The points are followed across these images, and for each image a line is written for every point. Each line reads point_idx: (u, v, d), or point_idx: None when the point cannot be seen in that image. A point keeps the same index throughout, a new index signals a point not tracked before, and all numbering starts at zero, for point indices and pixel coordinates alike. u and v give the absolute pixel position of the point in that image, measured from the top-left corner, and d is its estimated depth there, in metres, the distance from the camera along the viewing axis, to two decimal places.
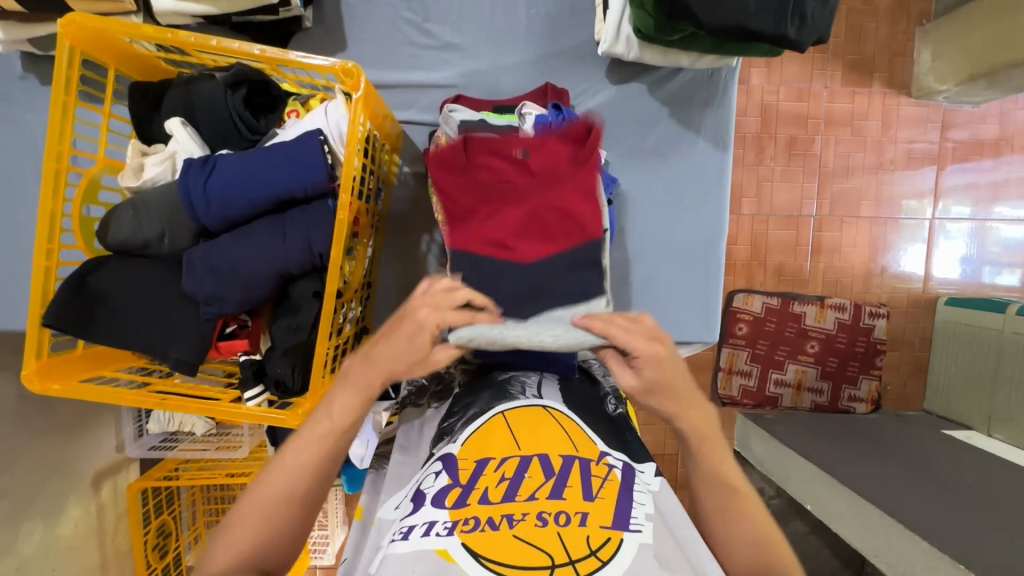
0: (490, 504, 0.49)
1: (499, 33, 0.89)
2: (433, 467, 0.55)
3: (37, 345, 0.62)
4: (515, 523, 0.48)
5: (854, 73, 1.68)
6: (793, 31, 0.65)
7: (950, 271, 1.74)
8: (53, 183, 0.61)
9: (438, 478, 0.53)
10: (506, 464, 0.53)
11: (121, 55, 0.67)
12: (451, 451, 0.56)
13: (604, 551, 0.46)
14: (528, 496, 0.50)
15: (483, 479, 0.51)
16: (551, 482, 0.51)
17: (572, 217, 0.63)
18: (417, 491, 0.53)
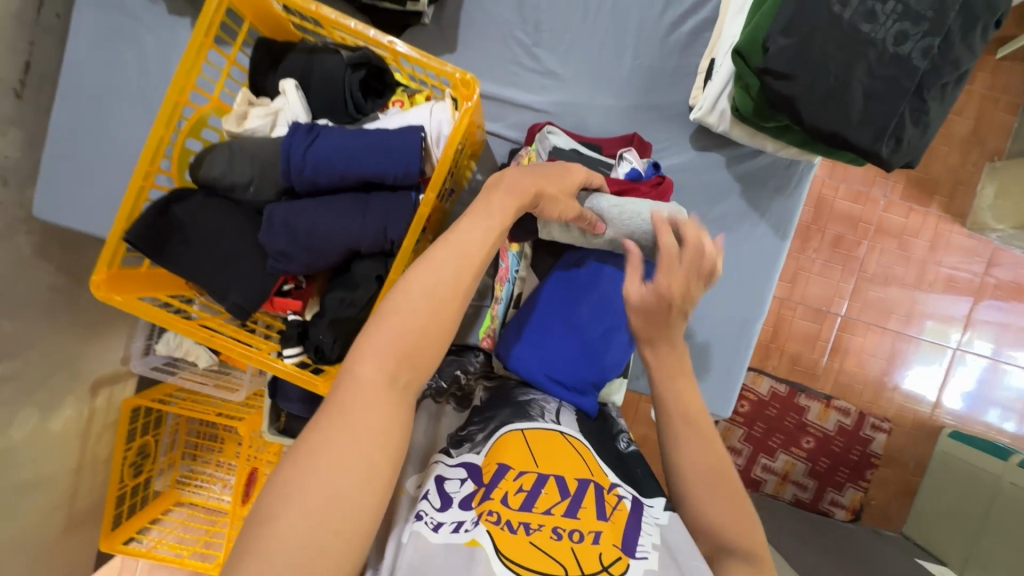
0: (510, 508, 0.52)
1: (600, 74, 0.92)
2: (458, 472, 0.57)
3: (111, 257, 0.65)
4: (531, 530, 0.51)
5: (915, 190, 1.70)
6: (887, 150, 0.67)
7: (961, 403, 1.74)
8: (168, 114, 0.65)
9: (462, 484, 0.55)
10: (524, 477, 0.55)
11: (260, 12, 0.71)
12: (473, 460, 0.58)
13: (615, 568, 0.50)
14: (544, 509, 0.53)
15: (503, 485, 0.54)
16: (566, 502, 0.54)
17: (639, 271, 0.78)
18: (442, 492, 0.55)
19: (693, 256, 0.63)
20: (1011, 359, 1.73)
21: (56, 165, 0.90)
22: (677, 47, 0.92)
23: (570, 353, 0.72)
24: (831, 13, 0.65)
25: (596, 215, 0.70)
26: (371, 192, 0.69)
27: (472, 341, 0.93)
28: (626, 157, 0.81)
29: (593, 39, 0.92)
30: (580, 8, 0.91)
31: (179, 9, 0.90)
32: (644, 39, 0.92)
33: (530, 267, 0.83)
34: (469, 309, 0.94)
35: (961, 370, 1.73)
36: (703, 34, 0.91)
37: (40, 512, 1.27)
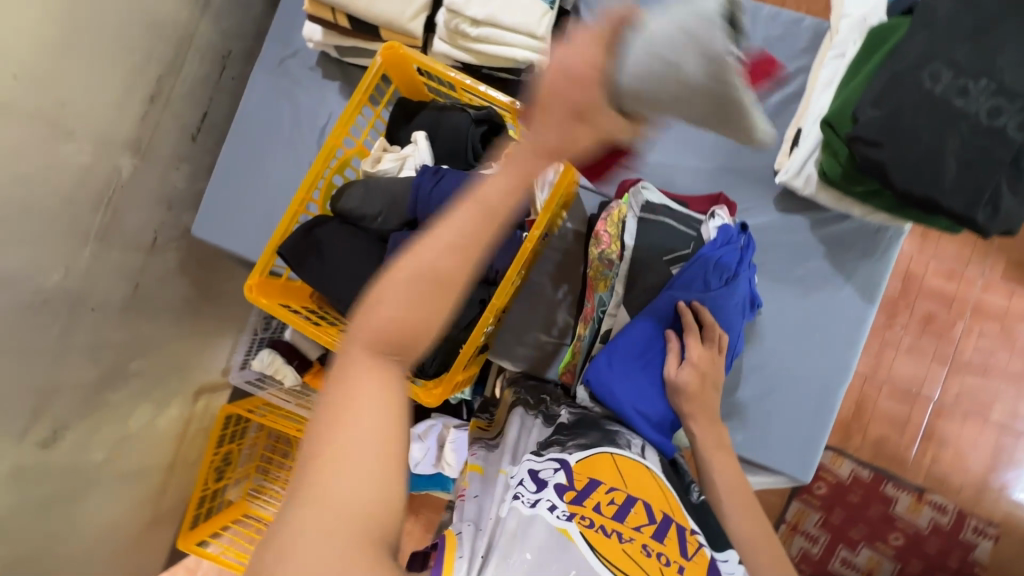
0: (602, 515, 0.55)
1: (688, 138, 1.00)
2: (551, 464, 0.62)
3: (263, 266, 0.79)
4: (624, 539, 0.54)
5: (1018, 272, 1.60)
6: (982, 217, 0.69)
7: None
8: (326, 154, 0.79)
9: (556, 473, 0.60)
10: (615, 492, 0.58)
11: (405, 77, 0.86)
12: (566, 460, 0.62)
13: None
14: (634, 526, 0.55)
15: (595, 495, 0.57)
16: (654, 526, 0.56)
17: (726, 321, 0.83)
18: (537, 476, 0.60)
19: (712, 337, 0.79)
20: None
21: (215, 194, 1.09)
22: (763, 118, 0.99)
23: (662, 384, 0.78)
24: (920, 88, 0.70)
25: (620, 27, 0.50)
26: None
27: (549, 375, 0.99)
28: (716, 214, 0.88)
29: None
30: None
31: (333, 74, 1.09)
32: None
33: (619, 305, 0.86)
34: (550, 345, 0.99)
35: None
36: (789, 106, 0.98)
37: (136, 501, 1.40)
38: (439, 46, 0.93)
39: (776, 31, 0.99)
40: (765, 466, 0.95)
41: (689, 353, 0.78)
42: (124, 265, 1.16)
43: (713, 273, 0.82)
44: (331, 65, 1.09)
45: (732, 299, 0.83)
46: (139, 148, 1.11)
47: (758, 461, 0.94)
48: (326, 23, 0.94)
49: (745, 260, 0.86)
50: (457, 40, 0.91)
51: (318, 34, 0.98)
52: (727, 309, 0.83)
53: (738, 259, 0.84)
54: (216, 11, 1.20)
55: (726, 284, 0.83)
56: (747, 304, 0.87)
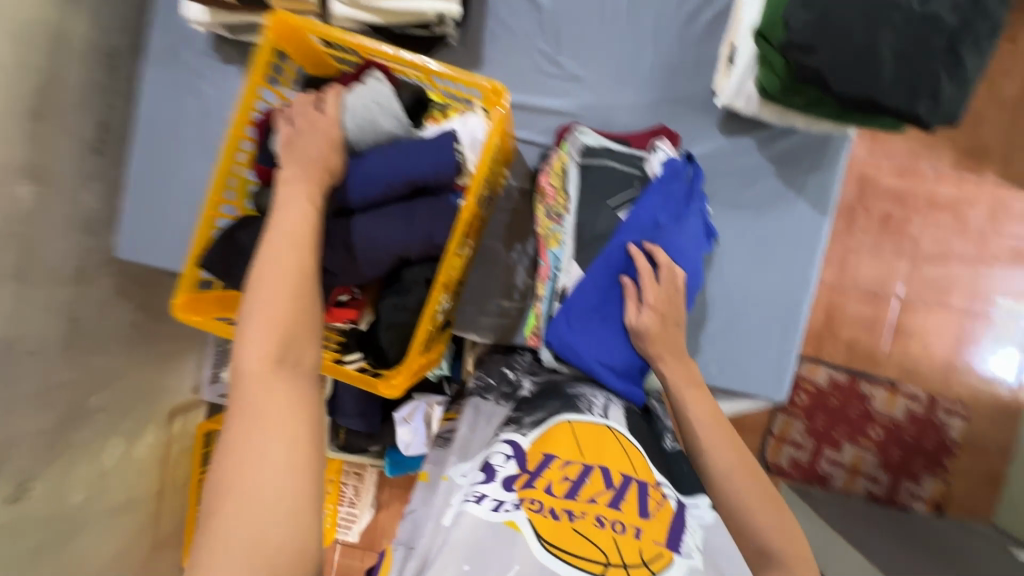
0: (554, 496, 0.56)
1: (622, 72, 0.95)
2: (503, 449, 0.63)
3: (189, 281, 0.73)
4: (574, 518, 0.54)
5: (966, 159, 1.62)
6: (924, 109, 0.66)
7: None
8: (230, 148, 0.72)
9: (508, 460, 0.61)
10: (570, 466, 0.59)
11: (304, 52, 0.78)
12: (519, 441, 0.63)
13: (655, 565, 0.53)
14: (588, 498, 0.56)
15: (548, 474, 0.58)
16: (610, 493, 0.57)
17: (683, 258, 0.81)
18: (489, 466, 0.62)
19: (668, 276, 0.77)
20: None
21: (132, 210, 1.00)
22: (697, 39, 0.94)
23: (624, 331, 0.77)
24: None
25: None
26: (419, 200, 0.73)
27: (517, 341, 0.97)
28: (659, 147, 0.84)
29: (612, 41, 0.95)
30: (598, 12, 0.94)
31: (232, 58, 0.99)
32: (663, 33, 0.94)
33: (572, 261, 0.82)
34: (514, 310, 0.97)
35: None
36: (721, 22, 0.93)
37: (130, 534, 1.36)
38: (339, 8, 0.83)
39: None
40: (741, 392, 0.96)
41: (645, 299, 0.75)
42: (52, 301, 1.08)
43: (663, 210, 0.80)
44: (228, 47, 0.98)
45: (686, 233, 0.81)
46: (35, 172, 1.00)
47: (734, 388, 0.95)
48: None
49: (695, 195, 0.83)
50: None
51: (203, 14, 0.88)
52: (681, 245, 0.80)
53: (685, 195, 0.82)
54: (89, 5, 1.07)
55: (676, 220, 0.81)
56: (704, 235, 0.84)
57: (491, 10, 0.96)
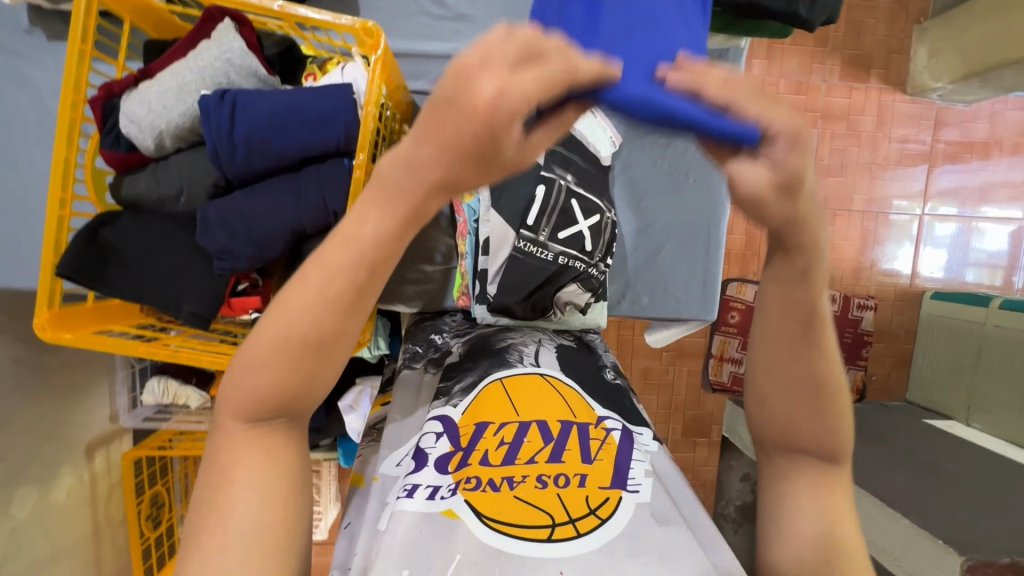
0: (490, 465, 0.55)
1: (512, 5, 0.89)
2: (433, 427, 0.59)
3: (50, 295, 0.62)
4: (515, 484, 0.53)
5: (852, 69, 1.71)
6: (805, 10, 0.67)
7: (935, 268, 1.80)
8: (67, 133, 0.61)
9: (439, 439, 0.58)
10: (505, 429, 0.58)
11: (137, 9, 0.67)
12: (451, 414, 0.61)
13: (602, 511, 0.52)
14: (528, 459, 0.55)
15: (484, 442, 0.57)
16: (549, 447, 0.57)
17: None
18: (419, 450, 0.57)
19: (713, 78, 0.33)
20: (977, 214, 1.78)
21: None
22: None
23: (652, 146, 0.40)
24: None
25: None
26: (307, 167, 0.66)
27: (448, 305, 0.88)
28: None
29: None
30: None
31: (59, 33, 0.84)
32: None
33: (490, 210, 0.77)
34: (438, 273, 0.88)
35: (930, 235, 1.78)
36: None
37: None
38: None
39: None
40: (674, 318, 0.98)
41: (739, 111, 0.33)
42: None
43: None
44: (52, 20, 0.83)
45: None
46: None
47: (667, 316, 0.97)
48: None
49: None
50: None
51: None
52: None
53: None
54: None
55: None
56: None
57: None
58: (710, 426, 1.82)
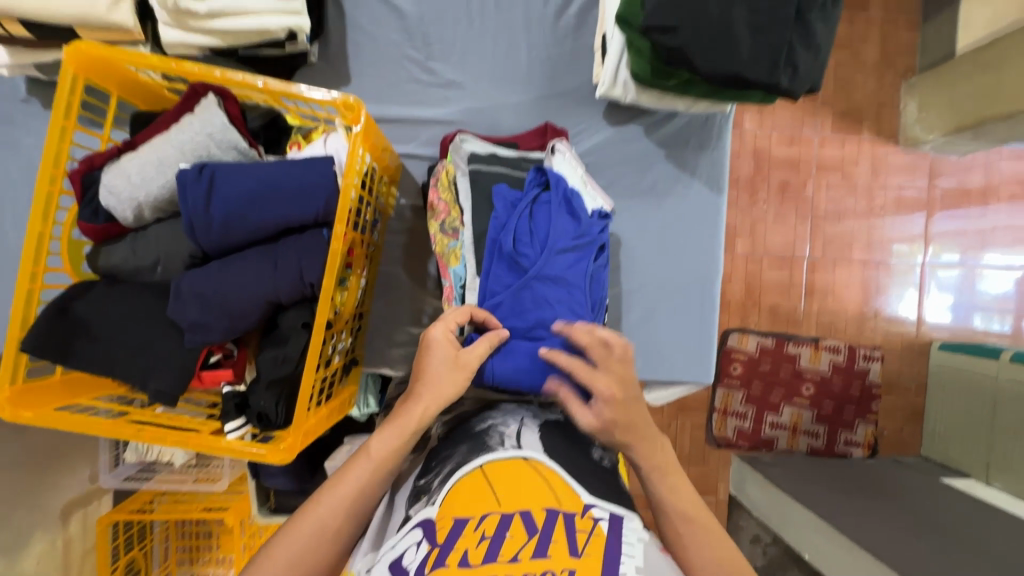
0: (471, 566, 0.49)
1: (499, 72, 0.91)
2: (414, 536, 0.54)
3: (13, 370, 0.60)
4: None
5: (844, 122, 1.73)
6: (786, 81, 0.67)
7: (941, 316, 1.76)
8: (43, 207, 0.60)
9: (419, 549, 0.53)
10: (485, 522, 0.53)
11: (126, 83, 0.68)
12: (431, 513, 0.56)
13: None
14: (511, 557, 0.49)
15: (463, 540, 0.51)
16: (534, 541, 0.51)
17: (563, 229, 0.74)
18: (400, 567, 0.52)
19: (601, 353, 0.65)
20: (980, 261, 1.75)
21: None
22: (569, 33, 0.91)
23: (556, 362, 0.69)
24: None
25: None
26: (285, 238, 0.65)
27: None
28: (558, 149, 0.80)
29: (485, 42, 0.91)
30: (465, 14, 0.90)
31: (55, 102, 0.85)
32: (535, 32, 0.91)
33: (475, 277, 0.76)
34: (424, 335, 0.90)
35: (934, 283, 1.75)
36: (591, 13, 0.91)
37: None
38: (169, 34, 0.74)
39: None
40: (670, 379, 0.94)
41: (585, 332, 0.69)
42: None
43: (519, 231, 0.74)
44: (49, 91, 0.85)
45: (564, 264, 0.73)
46: None
47: (662, 377, 0.94)
48: (1, 37, 0.72)
49: (575, 206, 0.76)
50: (188, 21, 0.73)
51: (3, 55, 0.75)
52: (557, 242, 0.73)
53: (573, 232, 0.75)
54: None
55: (570, 246, 0.74)
56: (587, 241, 0.75)
57: (352, 23, 0.89)
58: (716, 484, 1.73)
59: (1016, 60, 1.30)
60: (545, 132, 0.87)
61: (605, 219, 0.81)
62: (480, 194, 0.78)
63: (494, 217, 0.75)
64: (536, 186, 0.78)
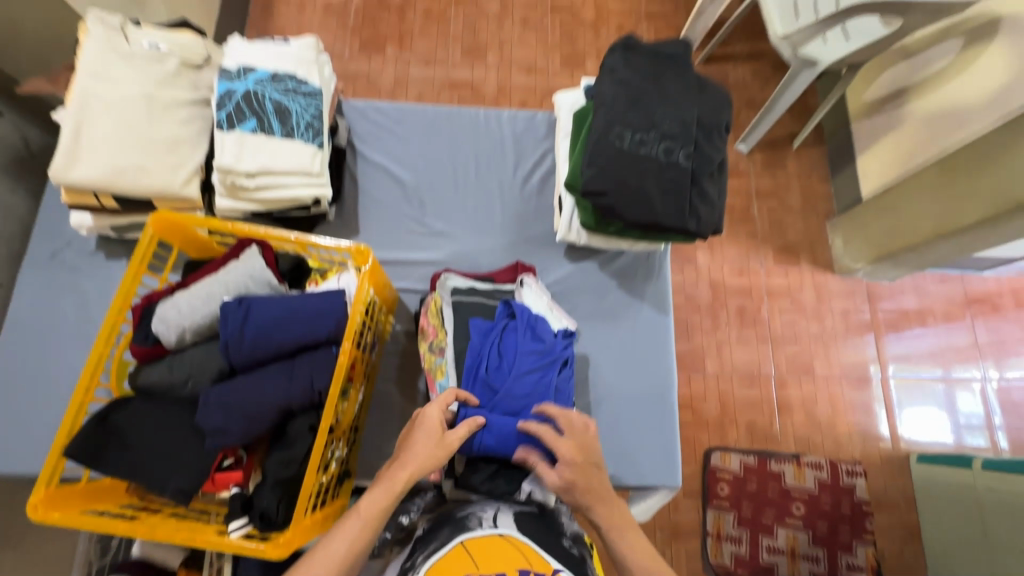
0: None
1: (478, 224, 1.14)
2: None
3: (50, 475, 0.70)
4: None
5: (784, 256, 1.90)
6: (693, 225, 0.90)
7: (918, 431, 1.77)
8: (108, 332, 0.76)
9: None
10: None
11: (187, 239, 0.89)
12: None
13: None
14: None
15: None
16: None
17: (524, 358, 0.88)
18: None
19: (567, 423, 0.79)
20: (956, 378, 1.80)
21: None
22: (533, 194, 1.17)
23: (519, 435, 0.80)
24: (615, 145, 0.89)
25: (132, 159, 0.89)
26: (301, 355, 0.78)
27: None
28: (527, 282, 1.00)
29: (467, 202, 1.15)
30: (452, 183, 1.16)
31: (116, 253, 1.05)
32: (507, 193, 1.16)
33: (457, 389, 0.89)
34: None
35: (900, 402, 1.78)
36: (550, 181, 1.18)
37: None
38: (222, 202, 0.96)
39: (520, 126, 1.21)
40: (643, 485, 1.01)
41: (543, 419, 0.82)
42: None
43: (490, 358, 0.89)
44: (114, 245, 1.05)
45: (530, 382, 0.87)
46: None
47: (633, 483, 1.01)
48: (94, 207, 0.93)
49: (539, 331, 0.91)
50: (239, 194, 0.95)
51: (88, 219, 0.96)
52: (521, 369, 0.87)
53: (537, 352, 0.89)
54: None
55: (535, 367, 0.88)
56: (549, 359, 0.89)
57: (363, 190, 1.14)
58: None
59: (910, 200, 1.49)
60: (517, 268, 1.06)
61: (570, 336, 0.95)
62: (461, 322, 0.94)
63: (471, 345, 0.90)
64: (506, 316, 0.94)
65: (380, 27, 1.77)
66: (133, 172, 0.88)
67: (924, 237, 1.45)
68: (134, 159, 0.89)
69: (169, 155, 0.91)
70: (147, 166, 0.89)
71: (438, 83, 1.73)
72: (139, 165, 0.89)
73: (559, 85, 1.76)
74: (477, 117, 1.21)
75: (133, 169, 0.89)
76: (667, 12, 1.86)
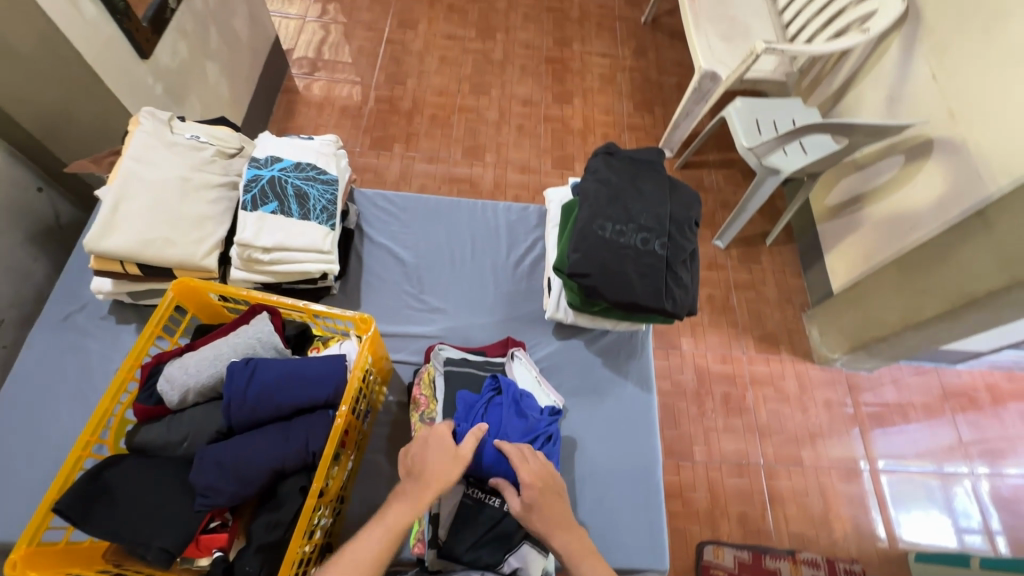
0: None
1: (472, 302, 1.22)
2: None
3: (33, 532, 0.70)
4: None
5: (764, 344, 1.97)
6: (670, 305, 0.98)
7: (916, 530, 1.70)
8: (115, 389, 0.81)
9: None
10: None
11: (200, 305, 0.96)
12: None
13: None
14: None
15: None
16: None
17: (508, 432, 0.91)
18: None
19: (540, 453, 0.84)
20: (944, 471, 1.78)
21: None
22: (524, 276, 1.27)
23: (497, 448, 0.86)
24: (597, 234, 1.00)
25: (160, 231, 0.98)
26: (298, 417, 0.81)
27: (405, 557, 0.91)
28: (517, 356, 1.08)
29: (463, 282, 1.24)
30: (450, 263, 1.26)
31: (127, 318, 1.11)
32: (500, 274, 1.26)
33: None
34: None
35: (892, 497, 1.74)
36: (540, 264, 1.28)
37: None
38: (237, 273, 1.04)
39: (513, 216, 1.34)
40: (629, 568, 0.99)
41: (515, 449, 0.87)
42: None
43: None
44: (126, 309, 1.11)
45: None
46: None
47: (620, 565, 0.99)
48: (116, 273, 1.01)
49: (523, 407, 0.95)
50: (253, 266, 1.03)
51: (108, 284, 1.03)
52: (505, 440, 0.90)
53: (522, 428, 0.92)
54: None
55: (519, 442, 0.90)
56: (535, 433, 0.92)
57: (367, 267, 1.23)
58: None
59: (875, 297, 1.60)
60: (507, 343, 1.12)
61: (556, 413, 0.98)
62: (450, 392, 0.98)
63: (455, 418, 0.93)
64: (491, 391, 0.97)
65: (391, 129, 1.98)
66: (160, 243, 0.97)
67: (892, 329, 1.54)
68: (161, 232, 0.98)
69: (196, 230, 1.00)
70: (172, 239, 0.98)
71: (441, 177, 1.90)
72: (164, 238, 0.97)
73: (550, 182, 1.95)
74: (475, 207, 1.34)
75: (159, 241, 0.97)
76: (646, 125, 2.11)
